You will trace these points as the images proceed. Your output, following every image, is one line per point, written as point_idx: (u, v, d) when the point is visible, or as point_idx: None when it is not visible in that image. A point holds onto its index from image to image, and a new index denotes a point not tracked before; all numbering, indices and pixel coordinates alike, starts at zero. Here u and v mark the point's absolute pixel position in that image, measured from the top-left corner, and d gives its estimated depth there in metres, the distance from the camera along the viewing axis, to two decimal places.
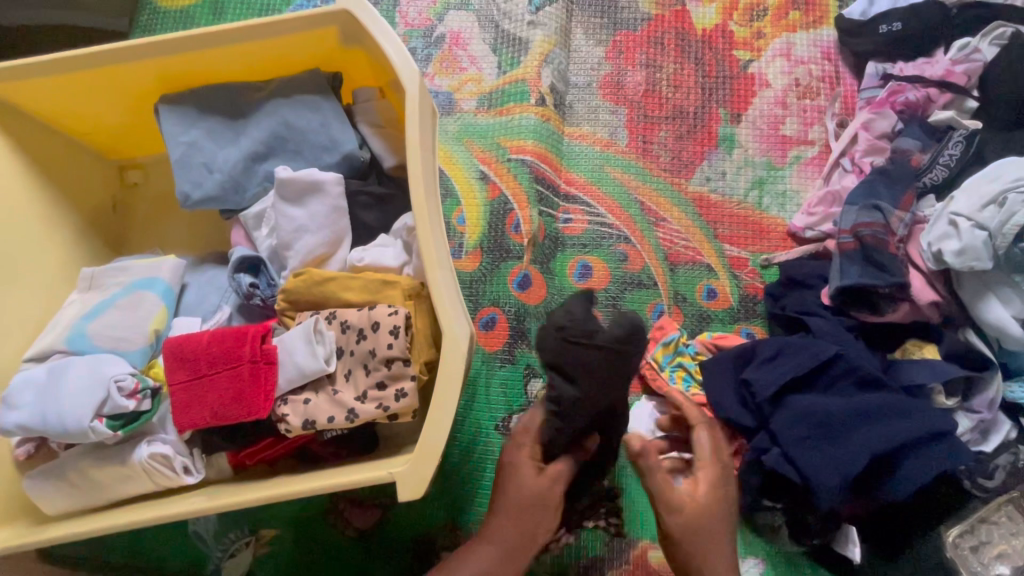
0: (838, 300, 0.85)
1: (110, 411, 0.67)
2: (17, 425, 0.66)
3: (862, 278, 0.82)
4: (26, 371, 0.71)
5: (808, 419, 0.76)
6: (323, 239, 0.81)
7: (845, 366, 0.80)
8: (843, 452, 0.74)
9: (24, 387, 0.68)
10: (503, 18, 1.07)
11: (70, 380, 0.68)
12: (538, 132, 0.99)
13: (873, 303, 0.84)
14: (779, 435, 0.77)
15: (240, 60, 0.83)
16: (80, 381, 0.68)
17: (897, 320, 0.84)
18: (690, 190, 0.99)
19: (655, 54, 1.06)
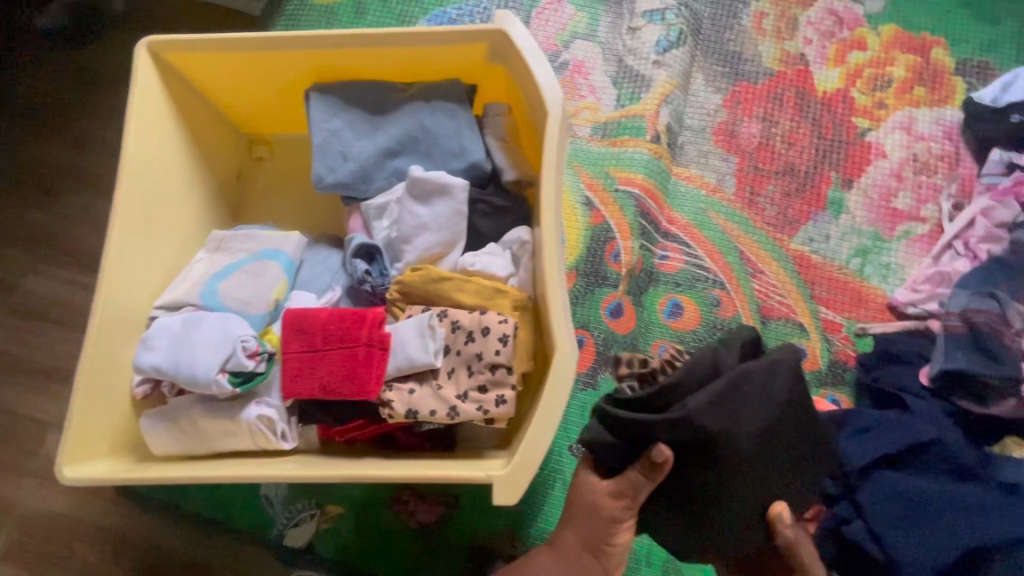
0: (939, 383, 0.84)
1: (234, 368, 0.72)
2: (151, 366, 0.71)
3: (973, 365, 0.82)
4: (163, 317, 0.77)
5: (901, 500, 0.75)
6: (441, 239, 0.84)
7: (942, 451, 0.78)
8: (935, 540, 0.72)
9: (160, 331, 0.73)
10: (627, 54, 1.10)
11: (201, 333, 0.72)
12: (649, 168, 1.02)
13: (979, 393, 0.83)
14: (866, 509, 0.76)
15: (392, 62, 0.88)
16: (210, 335, 0.72)
17: (1000, 414, 0.82)
18: (792, 247, 1.00)
19: (772, 108, 1.07)
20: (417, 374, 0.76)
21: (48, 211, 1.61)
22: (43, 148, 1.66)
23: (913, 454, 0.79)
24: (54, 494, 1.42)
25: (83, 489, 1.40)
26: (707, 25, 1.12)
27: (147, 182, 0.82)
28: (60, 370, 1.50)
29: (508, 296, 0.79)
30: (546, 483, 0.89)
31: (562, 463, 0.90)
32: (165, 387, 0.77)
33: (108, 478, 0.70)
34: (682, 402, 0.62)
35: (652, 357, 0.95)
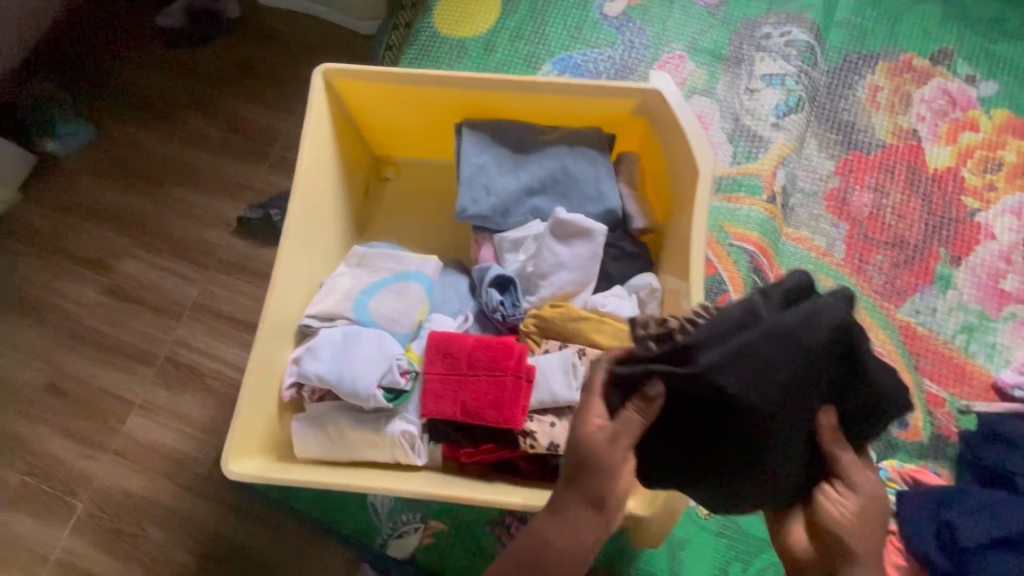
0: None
1: (390, 385, 0.77)
2: (316, 375, 0.77)
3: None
4: (324, 330, 0.83)
5: None
6: (576, 279, 0.89)
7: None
8: None
9: (324, 343, 0.79)
10: (746, 113, 1.15)
11: (362, 348, 0.78)
12: (763, 226, 1.06)
13: None
14: None
15: (541, 106, 0.94)
16: (370, 351, 0.78)
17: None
18: (898, 317, 1.02)
19: (884, 180, 1.11)
20: (555, 409, 0.80)
21: (148, 198, 1.68)
22: (149, 138, 1.74)
23: None
24: (127, 473, 1.45)
25: (161, 472, 1.45)
26: (823, 93, 1.17)
27: (311, 198, 0.88)
28: (144, 353, 1.55)
29: None
30: None
31: None
32: (308, 393, 0.83)
33: (260, 476, 0.74)
34: (696, 359, 0.55)
35: None
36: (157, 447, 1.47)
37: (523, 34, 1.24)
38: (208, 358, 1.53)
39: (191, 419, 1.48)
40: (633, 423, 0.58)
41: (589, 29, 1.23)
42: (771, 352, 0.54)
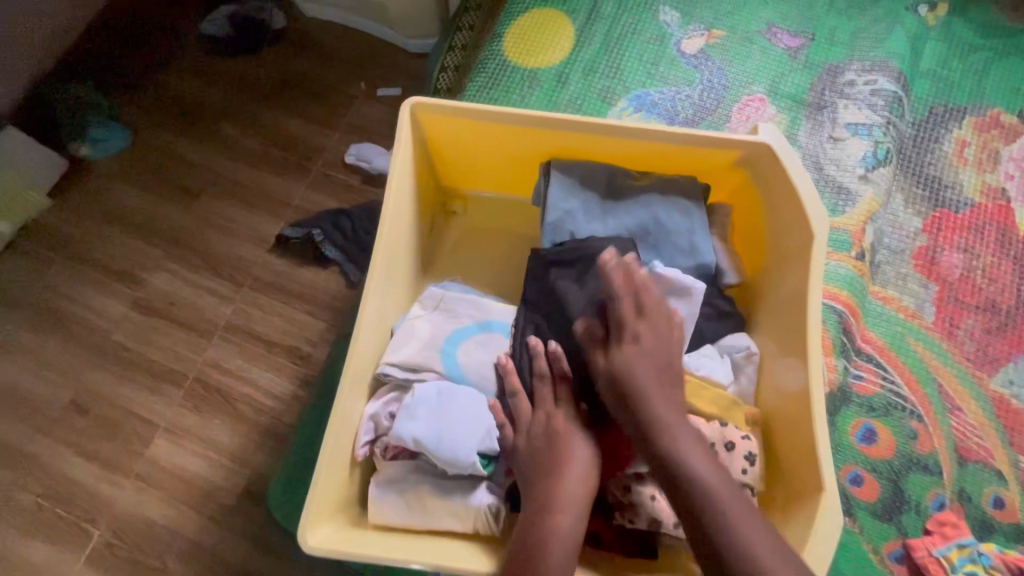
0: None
1: (486, 451, 0.73)
2: (413, 438, 0.71)
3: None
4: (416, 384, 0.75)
5: None
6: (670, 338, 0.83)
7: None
8: None
9: (420, 401, 0.73)
10: (829, 162, 1.10)
11: (462, 408, 0.73)
12: (850, 283, 1.00)
13: None
14: None
15: (635, 150, 0.89)
16: (470, 410, 0.74)
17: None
18: (991, 388, 0.97)
19: (974, 241, 1.06)
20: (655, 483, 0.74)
21: (183, 209, 1.62)
22: (187, 146, 1.68)
23: None
24: (150, 500, 1.37)
25: (185, 500, 1.37)
26: (908, 146, 1.13)
27: (392, 239, 0.83)
28: (172, 372, 1.48)
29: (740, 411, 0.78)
30: None
31: None
32: (382, 449, 0.75)
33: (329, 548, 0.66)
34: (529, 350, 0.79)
35: (843, 483, 0.92)
36: (182, 474, 1.39)
37: (599, 67, 1.20)
38: (240, 382, 1.46)
39: (220, 445, 1.41)
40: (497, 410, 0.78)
41: (667, 66, 1.20)
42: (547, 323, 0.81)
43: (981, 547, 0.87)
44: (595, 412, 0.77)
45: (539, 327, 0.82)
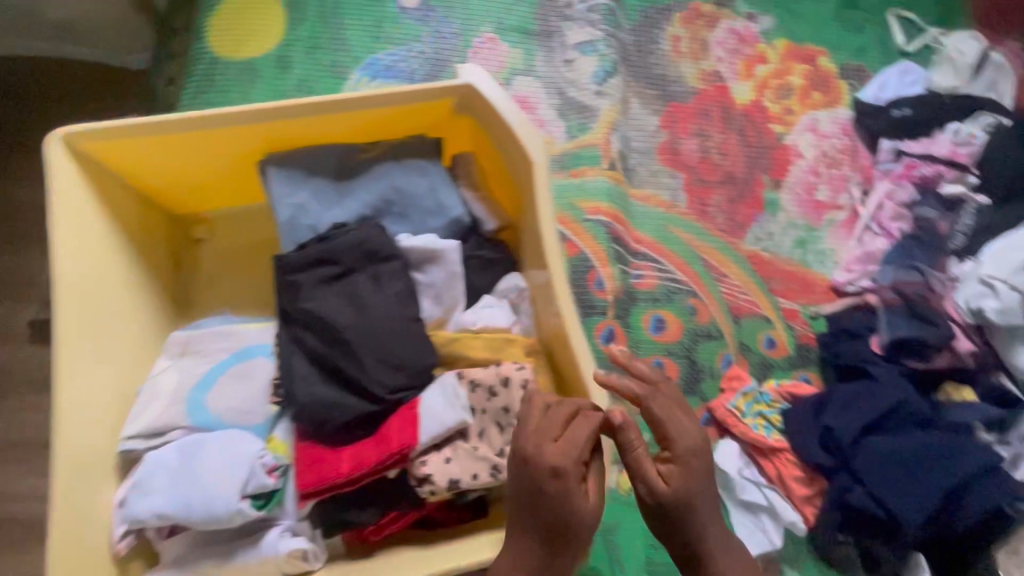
0: (890, 349, 0.97)
1: (256, 490, 0.65)
2: (153, 513, 0.64)
3: (911, 329, 0.95)
4: (155, 452, 0.68)
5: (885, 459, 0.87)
6: (440, 303, 0.82)
7: (909, 409, 0.91)
8: (918, 487, 0.85)
9: (155, 471, 0.66)
10: (568, 85, 1.14)
11: (208, 458, 0.65)
12: (609, 194, 1.08)
13: (922, 353, 0.95)
14: (862, 474, 0.87)
15: (349, 123, 0.83)
16: (219, 456, 0.65)
17: (942, 366, 0.95)
18: (745, 248, 1.10)
19: (704, 124, 1.17)
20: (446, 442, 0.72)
21: None
22: None
23: (884, 418, 0.91)
24: None
25: None
26: (633, 53, 1.20)
27: (89, 297, 0.71)
28: None
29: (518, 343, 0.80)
30: None
31: None
32: (154, 531, 0.68)
33: None
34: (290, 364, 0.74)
35: None
36: None
37: (320, 42, 1.11)
38: None
39: None
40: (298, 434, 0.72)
41: (391, 25, 1.14)
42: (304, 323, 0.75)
43: (759, 387, 0.98)
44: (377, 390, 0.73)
45: (303, 335, 0.75)
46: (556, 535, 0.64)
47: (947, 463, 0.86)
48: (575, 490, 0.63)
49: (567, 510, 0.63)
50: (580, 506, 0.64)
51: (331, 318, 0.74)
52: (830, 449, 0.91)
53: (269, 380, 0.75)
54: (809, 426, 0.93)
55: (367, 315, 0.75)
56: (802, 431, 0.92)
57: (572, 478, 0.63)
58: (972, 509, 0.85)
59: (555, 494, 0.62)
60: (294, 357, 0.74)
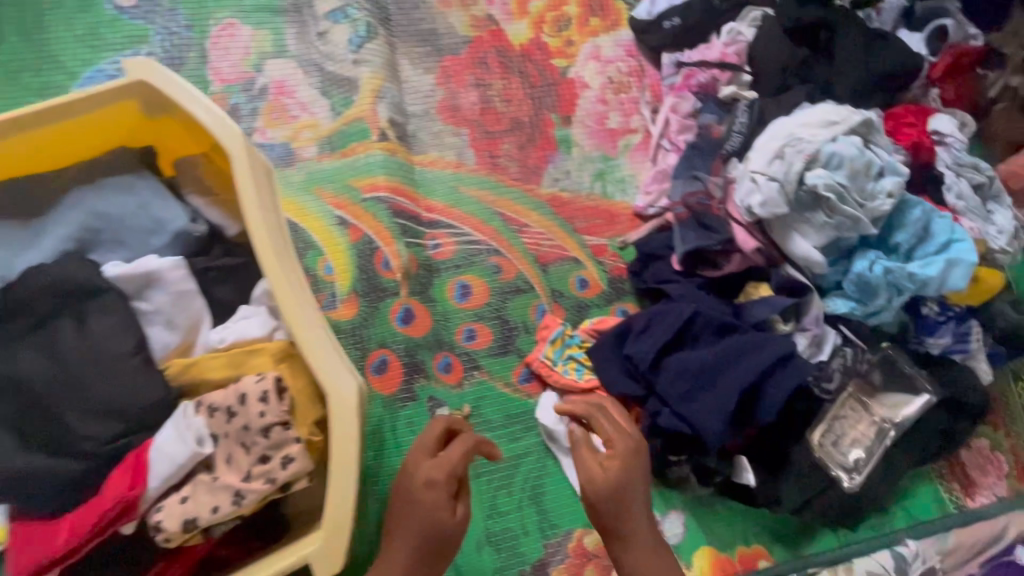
0: (685, 263, 0.96)
1: None
2: None
3: (699, 238, 0.94)
4: None
5: (685, 374, 0.86)
6: (176, 328, 0.75)
7: (704, 320, 0.90)
8: (717, 395, 0.85)
9: None
10: (325, 59, 1.05)
11: None
12: (387, 167, 1.00)
13: (712, 260, 0.96)
14: (665, 395, 0.86)
15: (16, 151, 0.72)
16: None
17: (734, 270, 0.94)
18: (543, 193, 1.06)
19: (482, 74, 1.11)
20: (187, 478, 0.67)
21: None
22: None
23: (683, 333, 0.90)
24: None
25: None
26: (394, 10, 1.11)
27: None
28: None
29: (263, 352, 0.72)
30: None
31: None
32: None
33: None
34: None
35: (461, 344, 0.96)
36: None
37: (25, 64, 0.98)
38: None
39: None
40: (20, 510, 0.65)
41: (108, 29, 1.01)
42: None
43: (568, 331, 0.97)
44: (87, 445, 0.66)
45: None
46: (433, 545, 0.71)
47: (744, 363, 0.86)
48: (439, 502, 0.70)
49: (425, 521, 0.70)
50: (442, 513, 0.70)
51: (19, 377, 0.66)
52: (635, 376, 0.90)
53: None
54: (615, 358, 0.92)
55: (64, 366, 0.67)
56: (608, 366, 0.91)
57: (432, 493, 0.71)
58: (771, 402, 0.86)
59: (428, 506, 0.70)
60: None
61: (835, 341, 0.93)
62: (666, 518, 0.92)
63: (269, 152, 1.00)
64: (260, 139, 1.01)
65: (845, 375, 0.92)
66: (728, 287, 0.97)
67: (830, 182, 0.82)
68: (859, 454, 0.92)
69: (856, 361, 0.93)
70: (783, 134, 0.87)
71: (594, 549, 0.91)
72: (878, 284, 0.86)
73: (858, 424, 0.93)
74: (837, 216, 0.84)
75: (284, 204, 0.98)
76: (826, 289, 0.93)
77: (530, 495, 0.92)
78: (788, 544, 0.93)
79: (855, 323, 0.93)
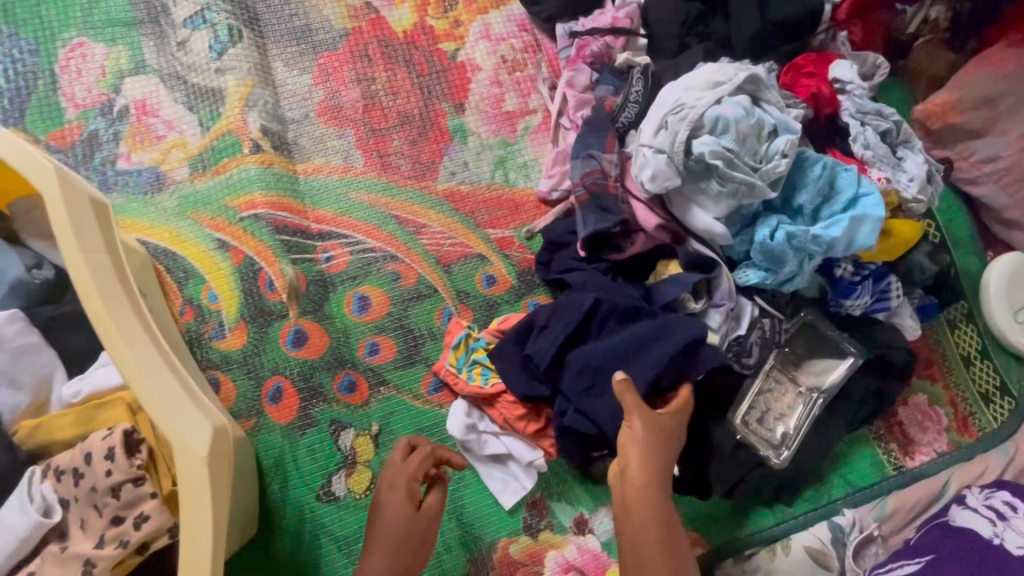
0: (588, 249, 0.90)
1: None
2: None
3: (597, 221, 0.88)
4: None
5: (588, 369, 0.82)
6: (21, 388, 0.69)
7: (607, 307, 0.85)
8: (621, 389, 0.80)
9: None
10: (188, 71, 0.98)
11: None
12: (265, 180, 0.94)
13: (615, 243, 0.90)
14: (568, 394, 0.83)
15: None
16: None
17: (639, 251, 0.90)
18: (440, 189, 1.00)
19: (363, 67, 1.03)
20: (38, 550, 0.62)
21: None
22: None
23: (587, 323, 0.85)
24: None
25: None
26: (261, 8, 1.03)
27: None
28: None
29: (116, 403, 0.67)
30: (316, 537, 0.83)
31: (324, 514, 0.84)
32: None
33: None
34: None
35: (363, 359, 0.91)
36: None
37: None
38: None
39: None
40: None
41: None
42: None
43: (472, 335, 0.92)
44: None
45: None
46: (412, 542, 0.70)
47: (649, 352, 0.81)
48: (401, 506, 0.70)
49: (397, 525, 0.69)
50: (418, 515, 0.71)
51: None
52: (540, 377, 0.86)
53: None
54: (517, 360, 0.87)
55: None
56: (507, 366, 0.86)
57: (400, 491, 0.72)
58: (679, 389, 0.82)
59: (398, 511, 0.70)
60: None
61: (752, 312, 0.88)
62: (596, 515, 0.89)
63: (136, 179, 0.93)
64: (125, 165, 0.94)
65: (764, 348, 0.88)
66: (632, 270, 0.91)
67: (716, 148, 0.77)
68: (788, 429, 0.88)
69: (774, 332, 0.88)
70: (669, 102, 0.82)
71: (521, 558, 0.86)
72: (783, 251, 0.80)
73: (784, 396, 0.89)
74: (730, 183, 0.79)
75: (158, 233, 0.92)
76: (737, 261, 0.88)
77: (450, 510, 0.87)
78: (725, 529, 0.88)
79: (770, 292, 0.89)
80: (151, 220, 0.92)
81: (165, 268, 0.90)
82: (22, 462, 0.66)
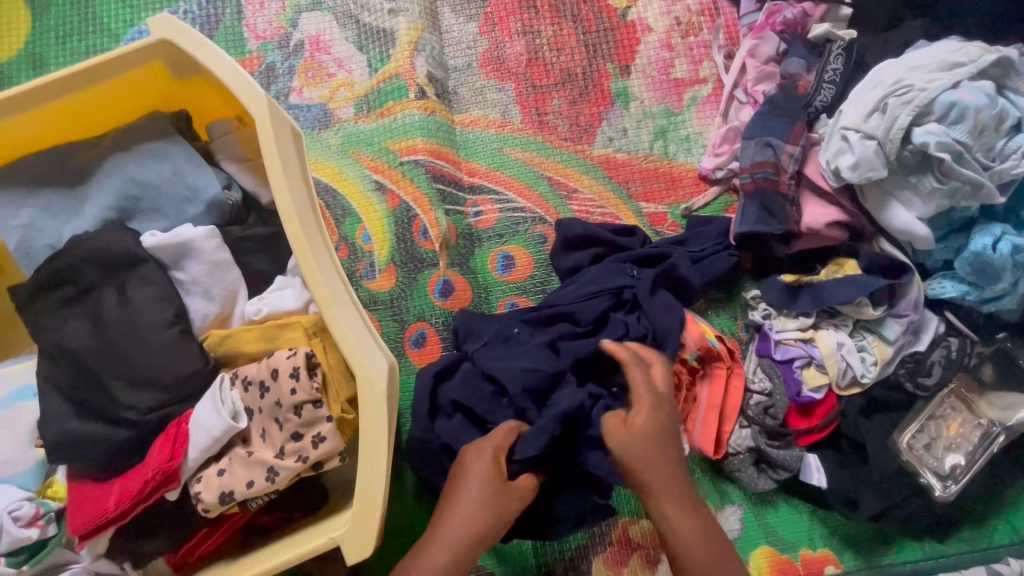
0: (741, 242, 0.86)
1: (12, 547, 0.64)
2: None
3: (758, 220, 0.82)
4: None
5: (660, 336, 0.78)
6: (213, 299, 0.73)
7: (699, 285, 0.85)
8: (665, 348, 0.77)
9: None
10: (361, 11, 0.99)
11: None
12: (425, 127, 0.93)
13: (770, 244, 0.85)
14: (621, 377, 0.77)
15: (59, 117, 0.73)
16: None
17: (801, 246, 0.84)
18: (595, 154, 0.96)
19: (530, 19, 0.99)
20: (224, 450, 0.67)
21: None
22: None
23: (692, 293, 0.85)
24: None
25: None
26: None
27: None
28: None
29: (295, 326, 0.70)
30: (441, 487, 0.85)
31: None
32: None
33: None
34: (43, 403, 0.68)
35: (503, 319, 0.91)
36: None
37: (72, 29, 0.97)
38: None
39: None
40: (74, 471, 0.68)
41: None
42: (50, 357, 0.69)
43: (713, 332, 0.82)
44: (132, 414, 0.67)
45: (48, 370, 0.69)
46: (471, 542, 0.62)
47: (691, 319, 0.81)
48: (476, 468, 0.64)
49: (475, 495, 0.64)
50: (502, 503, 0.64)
51: (67, 344, 0.68)
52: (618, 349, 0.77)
53: (33, 428, 0.70)
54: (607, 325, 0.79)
55: (107, 334, 0.68)
56: (487, 321, 0.80)
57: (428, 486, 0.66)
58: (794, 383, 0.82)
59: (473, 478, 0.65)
60: (48, 397, 0.68)
61: (937, 328, 0.81)
62: (722, 512, 0.85)
63: (305, 114, 0.95)
64: (297, 99, 0.96)
65: (947, 368, 0.80)
66: (776, 262, 0.89)
67: (945, 139, 0.69)
68: (959, 461, 0.80)
69: (963, 354, 0.81)
70: (888, 81, 0.73)
71: (640, 540, 0.85)
72: (1002, 265, 0.72)
73: (959, 425, 0.82)
74: (950, 182, 0.71)
75: (321, 168, 0.94)
76: (930, 270, 0.81)
77: None
78: (862, 551, 0.84)
79: (965, 309, 0.81)
80: (316, 155, 0.94)
81: (327, 204, 0.92)
82: (210, 370, 0.70)
